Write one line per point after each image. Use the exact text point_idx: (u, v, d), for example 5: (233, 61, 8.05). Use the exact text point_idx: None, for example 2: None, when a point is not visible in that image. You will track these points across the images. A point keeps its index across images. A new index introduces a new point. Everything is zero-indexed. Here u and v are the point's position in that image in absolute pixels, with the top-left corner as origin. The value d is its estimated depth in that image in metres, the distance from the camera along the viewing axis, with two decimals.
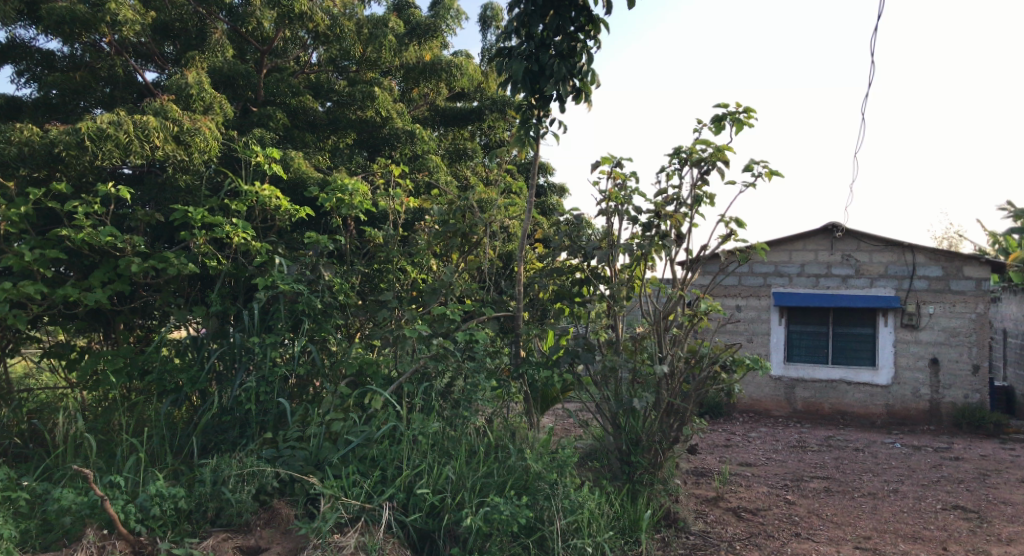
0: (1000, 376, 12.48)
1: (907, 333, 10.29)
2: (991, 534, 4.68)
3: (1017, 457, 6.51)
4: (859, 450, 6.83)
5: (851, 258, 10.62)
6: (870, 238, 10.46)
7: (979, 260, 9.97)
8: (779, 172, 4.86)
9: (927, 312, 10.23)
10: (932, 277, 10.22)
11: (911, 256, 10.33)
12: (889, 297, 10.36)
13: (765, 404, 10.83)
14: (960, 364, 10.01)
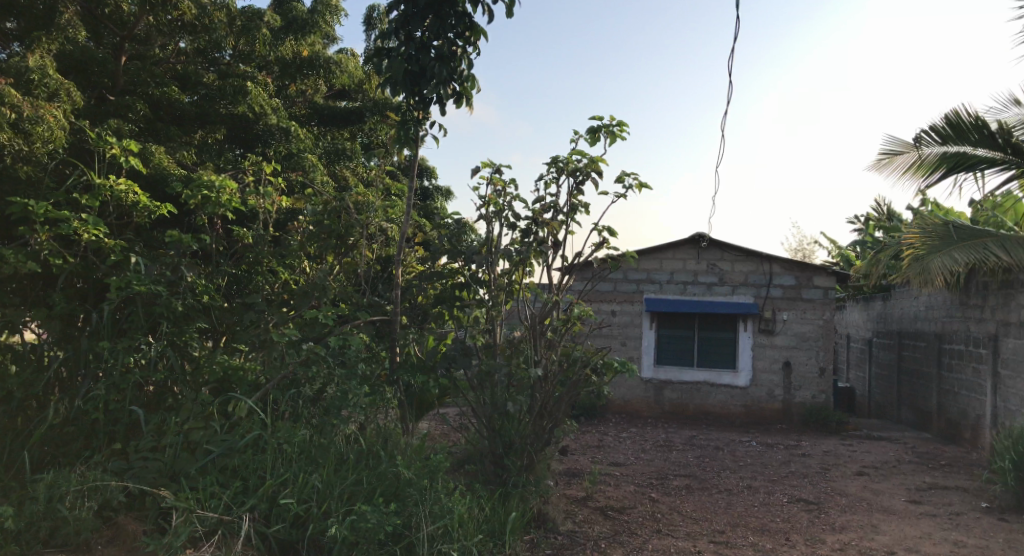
0: (845, 377, 13.59)
1: (764, 338, 10.98)
2: (827, 524, 5.10)
3: (855, 452, 7.10)
4: (719, 449, 7.24)
5: (715, 267, 11.23)
6: (732, 248, 11.12)
7: (826, 271, 10.76)
8: (649, 185, 5.12)
9: (781, 318, 10.94)
10: (787, 286, 10.94)
11: (768, 266, 11.04)
12: (748, 304, 11.01)
13: (636, 405, 11.27)
14: (809, 367, 10.79)
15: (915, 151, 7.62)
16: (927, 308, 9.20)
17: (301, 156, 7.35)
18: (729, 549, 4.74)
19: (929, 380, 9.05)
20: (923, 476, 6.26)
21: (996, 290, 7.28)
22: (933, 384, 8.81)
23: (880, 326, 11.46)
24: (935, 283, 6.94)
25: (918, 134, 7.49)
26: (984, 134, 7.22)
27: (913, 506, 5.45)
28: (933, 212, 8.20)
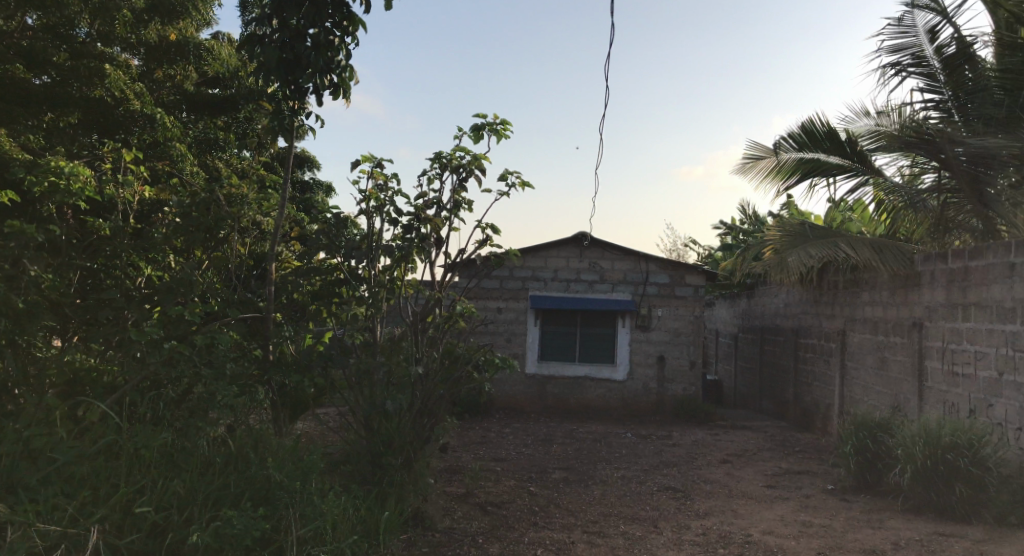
0: (713, 370, 14.38)
1: (640, 332, 11.37)
2: (692, 510, 5.38)
3: (719, 440, 7.57)
4: (598, 441, 7.47)
5: (597, 266, 11.53)
6: (611, 248, 11.48)
7: (698, 270, 11.27)
8: (531, 183, 5.22)
9: (656, 314, 11.37)
10: (661, 283, 11.38)
11: (645, 265, 11.46)
12: (626, 301, 11.35)
13: (519, 401, 11.40)
14: (681, 361, 11.26)
15: (774, 157, 7.85)
16: (785, 305, 9.91)
17: (168, 145, 8.88)
18: (600, 537, 4.91)
19: (786, 372, 9.74)
20: (779, 461, 6.73)
21: (843, 288, 7.96)
22: (790, 375, 9.48)
23: (744, 322, 12.20)
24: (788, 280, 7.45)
25: (777, 138, 7.84)
26: (836, 142, 7.60)
27: (768, 490, 5.84)
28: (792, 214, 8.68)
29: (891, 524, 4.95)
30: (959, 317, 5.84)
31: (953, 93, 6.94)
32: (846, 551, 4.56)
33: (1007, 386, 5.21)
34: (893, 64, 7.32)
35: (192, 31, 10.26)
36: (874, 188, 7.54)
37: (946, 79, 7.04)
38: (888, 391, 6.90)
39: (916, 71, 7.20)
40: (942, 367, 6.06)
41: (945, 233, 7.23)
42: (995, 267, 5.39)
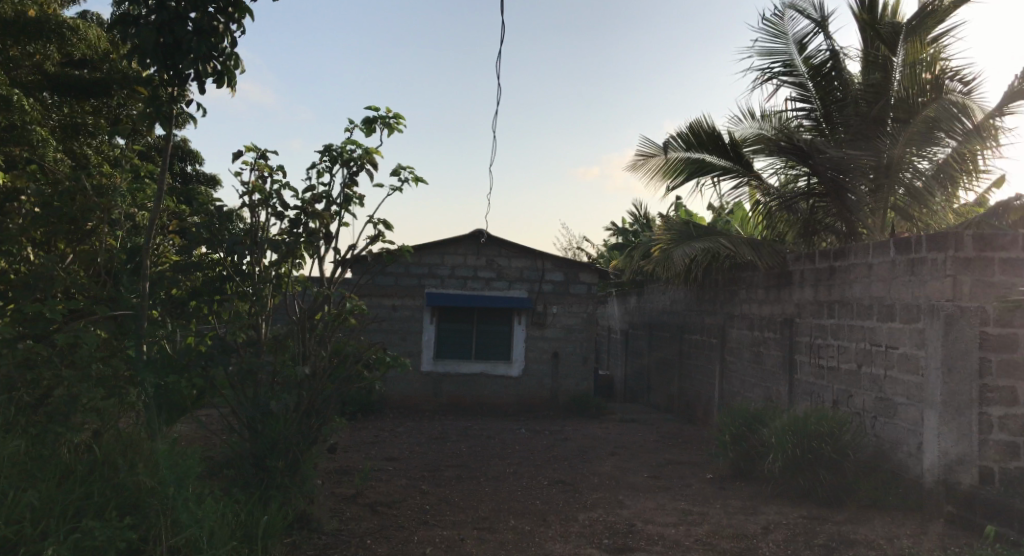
0: (605, 365, 14.80)
1: (536, 330, 11.10)
2: (580, 502, 5.51)
3: (609, 434, 7.77)
4: (492, 437, 7.51)
5: (494, 263, 11.13)
6: (509, 245, 11.09)
7: (591, 268, 11.15)
8: (424, 179, 5.16)
9: (551, 312, 11.13)
10: (557, 281, 11.16)
11: (541, 263, 11.16)
12: (523, 298, 11.04)
13: (414, 399, 10.89)
14: (574, 356, 11.10)
15: (663, 155, 8.13)
16: (671, 302, 10.30)
17: (26, 128, 8.33)
18: (489, 533, 4.92)
19: (671, 367, 10.16)
20: (664, 452, 6.99)
21: (724, 286, 8.35)
22: (675, 370, 9.89)
23: (634, 319, 12.58)
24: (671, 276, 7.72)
25: (666, 137, 8.11)
26: (718, 145, 7.96)
27: (654, 481, 6.06)
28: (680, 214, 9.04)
29: (763, 509, 5.25)
30: (825, 314, 6.29)
31: (821, 103, 7.35)
32: (723, 537, 4.79)
33: (865, 377, 5.71)
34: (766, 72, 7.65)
35: (56, 9, 9.72)
36: (751, 190, 7.96)
37: (814, 89, 7.44)
38: (762, 384, 7.31)
39: (788, 80, 7.57)
40: (810, 361, 6.50)
41: (812, 234, 7.72)
42: (857, 267, 5.89)
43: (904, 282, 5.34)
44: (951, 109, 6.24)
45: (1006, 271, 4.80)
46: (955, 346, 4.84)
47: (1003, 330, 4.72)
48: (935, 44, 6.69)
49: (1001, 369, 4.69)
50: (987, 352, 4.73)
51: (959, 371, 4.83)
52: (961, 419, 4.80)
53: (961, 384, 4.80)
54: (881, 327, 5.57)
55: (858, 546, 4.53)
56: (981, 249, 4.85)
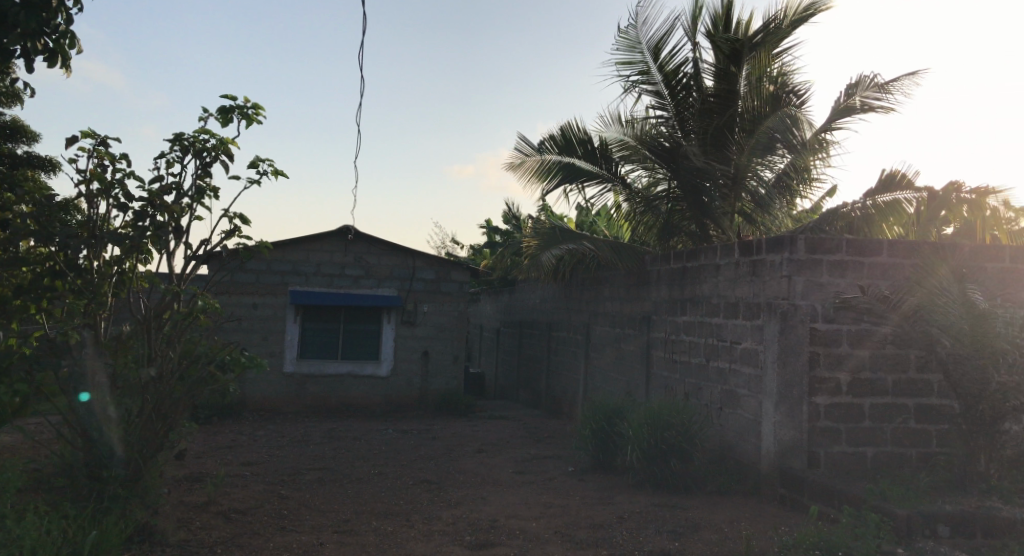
0: (476, 363, 14.94)
1: (405, 328, 10.99)
2: (445, 500, 5.51)
3: (475, 431, 7.83)
4: (355, 438, 7.38)
5: (362, 261, 10.92)
6: (378, 242, 10.92)
7: (462, 266, 11.20)
8: (285, 173, 4.98)
9: (421, 310, 11.06)
10: (427, 279, 11.12)
11: (410, 260, 11.08)
12: (392, 297, 10.89)
13: (275, 401, 10.47)
14: (444, 355, 11.09)
15: (538, 157, 8.28)
16: (539, 300, 10.55)
17: None
18: (350, 536, 4.79)
19: (539, 364, 10.41)
20: (528, 448, 7.12)
21: (589, 285, 8.66)
22: (544, 366, 10.14)
23: (505, 317, 12.75)
24: (540, 275, 7.87)
25: (540, 138, 8.27)
26: (587, 148, 8.20)
27: (518, 476, 6.17)
28: (549, 214, 9.22)
29: (619, 499, 5.48)
30: (679, 312, 6.65)
31: (677, 111, 7.64)
32: (580, 527, 4.94)
33: (713, 370, 6.09)
34: (627, 81, 7.77)
35: None
36: (614, 194, 8.23)
37: (671, 97, 7.62)
38: (623, 379, 7.62)
39: (646, 88, 7.67)
40: (664, 356, 6.85)
41: (669, 236, 8.06)
42: (707, 267, 6.27)
43: (747, 282, 5.74)
44: (786, 121, 6.70)
45: (832, 272, 5.30)
46: (788, 340, 5.26)
47: (830, 326, 5.28)
48: (777, 59, 7.18)
49: (827, 362, 5.25)
50: (817, 347, 5.25)
51: (792, 363, 5.24)
52: (793, 408, 5.22)
53: (795, 376, 5.24)
54: (727, 323, 5.96)
55: (703, 530, 4.82)
56: (812, 251, 5.29)
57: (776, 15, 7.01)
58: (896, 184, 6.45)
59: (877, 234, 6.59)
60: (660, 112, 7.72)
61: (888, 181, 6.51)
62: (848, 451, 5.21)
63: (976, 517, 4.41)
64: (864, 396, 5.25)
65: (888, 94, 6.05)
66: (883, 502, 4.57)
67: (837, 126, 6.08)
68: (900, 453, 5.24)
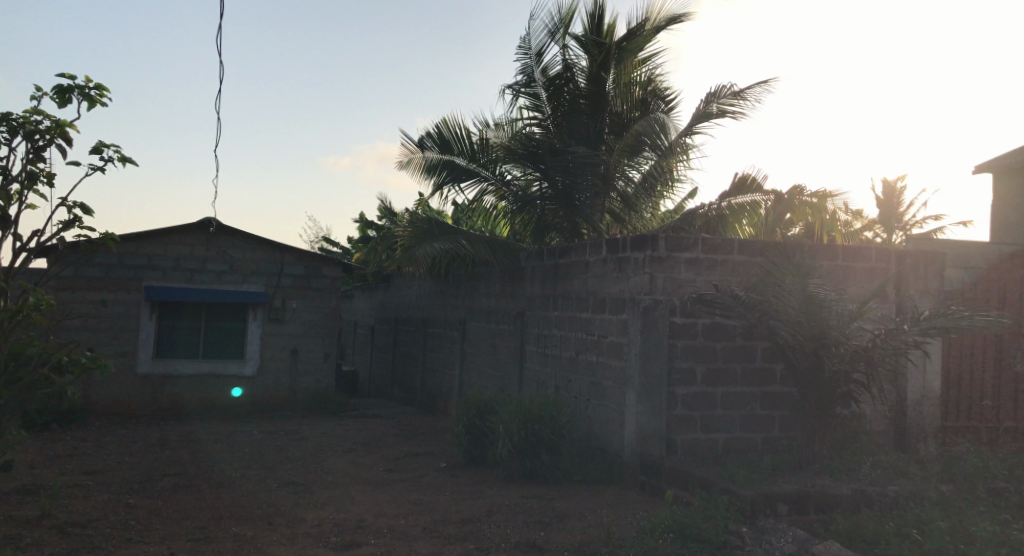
0: (349, 361, 14.63)
1: (273, 326, 10.60)
2: (311, 501, 5.34)
3: (346, 430, 7.67)
4: (214, 441, 7.04)
5: (226, 255, 10.42)
6: (242, 235, 10.46)
7: (333, 262, 10.95)
8: (135, 163, 4.14)
9: (290, 307, 10.71)
10: (297, 275, 10.77)
11: (278, 255, 10.70)
12: (259, 293, 10.45)
13: (128, 404, 9.80)
14: (314, 353, 10.80)
15: (416, 152, 8.23)
16: (415, 296, 10.48)
17: None
18: (206, 544, 4.48)
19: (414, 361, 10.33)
20: (399, 445, 7.06)
21: (465, 281, 8.71)
22: (418, 363, 10.10)
23: (380, 313, 12.58)
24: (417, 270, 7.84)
25: (420, 135, 8.22)
26: (466, 145, 8.22)
27: (388, 474, 6.11)
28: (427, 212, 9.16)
29: (489, 493, 5.52)
30: (551, 307, 6.80)
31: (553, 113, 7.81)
32: (450, 523, 4.93)
33: (582, 364, 6.27)
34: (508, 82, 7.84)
35: None
36: (493, 193, 8.29)
37: (549, 100, 7.75)
38: (497, 374, 7.72)
39: (527, 92, 7.77)
40: (537, 350, 6.99)
41: (543, 234, 8.18)
42: (577, 264, 6.46)
43: (613, 279, 5.95)
44: (655, 126, 7.01)
45: (690, 269, 5.59)
46: (650, 333, 5.51)
47: (688, 320, 5.56)
48: (642, 65, 7.59)
49: (685, 353, 5.52)
50: (676, 339, 5.52)
51: (654, 356, 5.48)
52: (654, 398, 5.47)
53: (656, 368, 5.49)
54: (595, 318, 6.16)
55: (568, 519, 4.94)
56: (671, 249, 5.55)
57: (641, 21, 7.34)
58: (748, 186, 6.95)
59: (733, 234, 7.04)
60: (536, 114, 7.86)
61: (741, 184, 6.99)
62: (703, 437, 5.53)
63: (811, 495, 4.77)
64: (716, 385, 5.58)
65: (742, 100, 6.44)
66: (731, 484, 4.86)
67: (698, 130, 6.41)
68: (747, 438, 5.62)
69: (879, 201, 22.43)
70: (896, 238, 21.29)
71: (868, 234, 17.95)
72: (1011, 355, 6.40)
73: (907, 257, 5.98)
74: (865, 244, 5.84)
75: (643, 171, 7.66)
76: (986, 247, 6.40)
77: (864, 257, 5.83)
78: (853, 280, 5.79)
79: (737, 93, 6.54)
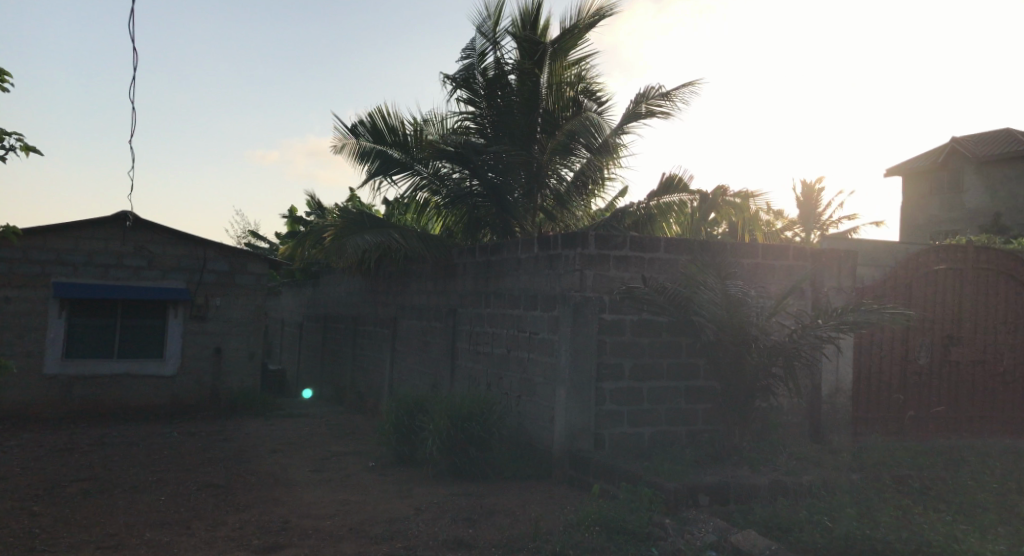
0: (277, 359, 14.27)
1: (194, 324, 10.26)
2: (232, 504, 5.18)
3: (271, 430, 7.50)
4: (130, 444, 6.75)
5: (144, 250, 10.00)
6: (161, 230, 10.07)
7: (259, 258, 10.69)
8: (39, 152, 3.63)
9: (213, 304, 10.39)
10: (220, 271, 10.46)
11: (201, 250, 10.36)
12: (180, 290, 10.08)
13: (34, 407, 9.31)
14: (239, 352, 10.54)
15: (349, 138, 8.07)
16: (346, 294, 10.31)
17: None
18: (119, 551, 4.27)
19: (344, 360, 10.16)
20: (327, 445, 6.94)
21: (396, 277, 8.62)
22: (349, 361, 9.94)
23: (309, 310, 12.35)
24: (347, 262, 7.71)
25: (353, 122, 8.07)
26: (399, 135, 8.11)
27: (314, 475, 5.99)
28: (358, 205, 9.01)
29: (418, 492, 5.49)
30: (483, 304, 6.80)
31: (489, 108, 7.82)
32: (376, 523, 4.87)
33: (513, 361, 6.30)
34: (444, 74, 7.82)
35: None
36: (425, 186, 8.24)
37: (484, 94, 7.77)
38: (428, 371, 7.68)
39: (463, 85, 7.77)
40: (469, 347, 6.99)
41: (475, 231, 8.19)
42: (509, 261, 6.47)
43: (544, 276, 5.99)
44: (588, 125, 7.10)
45: (619, 266, 5.67)
46: (580, 329, 5.58)
47: (616, 316, 5.64)
48: (576, 66, 7.66)
49: (613, 349, 5.61)
50: (604, 335, 5.59)
51: (583, 352, 5.54)
52: (583, 394, 5.53)
53: (585, 364, 5.55)
54: (526, 315, 6.19)
55: (496, 515, 4.95)
56: (601, 247, 5.62)
57: (576, 22, 7.43)
58: (674, 187, 7.13)
59: (660, 232, 7.19)
60: (471, 108, 7.87)
61: (667, 184, 7.17)
62: (630, 432, 5.63)
63: (731, 486, 4.92)
64: (643, 380, 5.68)
65: (669, 102, 6.59)
66: (655, 477, 4.96)
67: (627, 130, 6.52)
68: (671, 432, 5.75)
69: (800, 202, 23.39)
70: (814, 238, 22.24)
71: (788, 234, 18.67)
72: (916, 349, 6.77)
73: (822, 257, 6.23)
74: (784, 243, 6.05)
75: (574, 170, 7.77)
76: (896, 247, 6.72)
77: (782, 257, 6.05)
78: (772, 278, 6.00)
79: (665, 95, 6.68)
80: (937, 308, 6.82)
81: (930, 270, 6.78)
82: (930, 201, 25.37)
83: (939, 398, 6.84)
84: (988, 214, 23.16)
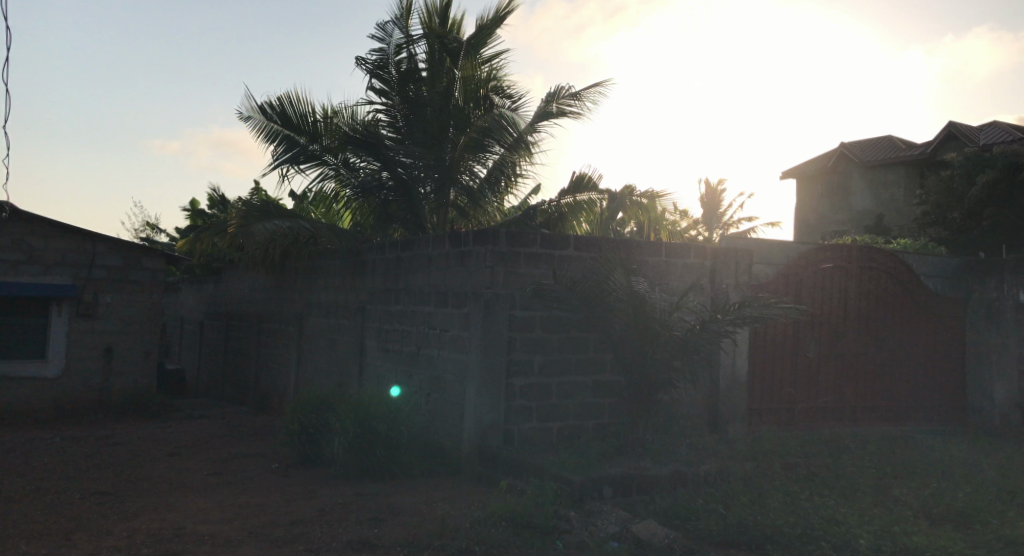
0: (176, 359, 13.66)
1: (82, 322, 9.69)
2: (121, 512, 4.91)
3: (166, 434, 7.18)
4: (4, 451, 6.28)
5: (23, 244, 9.36)
6: (44, 223, 9.45)
7: (154, 253, 10.24)
8: None
9: (103, 301, 9.86)
10: (111, 267, 9.95)
11: (90, 245, 9.81)
12: (65, 286, 9.51)
13: None
14: (132, 351, 10.06)
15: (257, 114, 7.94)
16: (249, 290, 9.99)
17: None
18: None
19: (250, 360, 9.79)
20: (226, 447, 6.69)
21: (303, 273, 8.40)
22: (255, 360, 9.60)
23: (210, 308, 11.89)
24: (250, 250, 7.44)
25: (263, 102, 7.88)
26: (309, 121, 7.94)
27: (212, 479, 5.76)
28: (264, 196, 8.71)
29: (323, 493, 5.37)
30: (393, 301, 6.72)
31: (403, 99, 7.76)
32: (277, 526, 4.72)
33: (423, 358, 6.26)
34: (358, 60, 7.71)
35: None
36: (335, 178, 8.06)
37: (398, 84, 7.70)
38: (336, 369, 7.53)
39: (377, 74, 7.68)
40: (378, 345, 6.88)
41: (386, 225, 8.06)
42: (419, 258, 6.42)
43: (455, 271, 5.96)
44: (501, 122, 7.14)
45: (530, 263, 5.69)
46: (492, 326, 5.56)
47: (528, 313, 5.63)
48: (488, 63, 7.69)
49: (525, 346, 5.60)
50: (516, 331, 5.58)
51: (493, 349, 5.52)
52: (493, 390, 5.51)
53: (495, 360, 5.54)
54: (437, 312, 6.15)
55: (403, 514, 4.89)
56: (513, 244, 5.62)
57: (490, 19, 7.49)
58: (584, 185, 7.26)
59: (572, 230, 7.31)
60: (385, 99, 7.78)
61: (578, 183, 7.29)
62: (540, 427, 5.66)
63: (635, 478, 5.04)
64: (553, 376, 5.73)
65: (579, 102, 6.70)
66: (562, 471, 5.02)
67: (538, 128, 6.56)
68: (579, 426, 5.84)
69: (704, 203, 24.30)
70: (716, 237, 23.13)
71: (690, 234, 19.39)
72: (806, 343, 7.15)
73: (720, 254, 6.49)
74: (686, 241, 6.26)
75: (487, 167, 7.78)
76: (788, 246, 7.06)
77: (684, 255, 6.25)
78: (674, 274, 6.20)
79: (575, 95, 6.79)
80: (827, 304, 7.23)
81: (819, 268, 7.18)
82: (821, 203, 26.93)
83: (825, 388, 7.25)
84: (872, 215, 24.79)
